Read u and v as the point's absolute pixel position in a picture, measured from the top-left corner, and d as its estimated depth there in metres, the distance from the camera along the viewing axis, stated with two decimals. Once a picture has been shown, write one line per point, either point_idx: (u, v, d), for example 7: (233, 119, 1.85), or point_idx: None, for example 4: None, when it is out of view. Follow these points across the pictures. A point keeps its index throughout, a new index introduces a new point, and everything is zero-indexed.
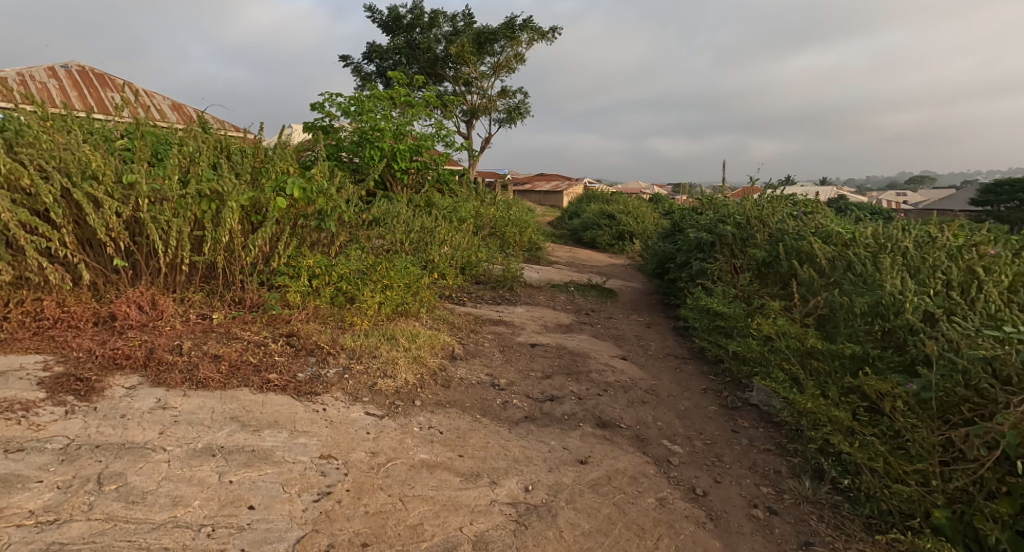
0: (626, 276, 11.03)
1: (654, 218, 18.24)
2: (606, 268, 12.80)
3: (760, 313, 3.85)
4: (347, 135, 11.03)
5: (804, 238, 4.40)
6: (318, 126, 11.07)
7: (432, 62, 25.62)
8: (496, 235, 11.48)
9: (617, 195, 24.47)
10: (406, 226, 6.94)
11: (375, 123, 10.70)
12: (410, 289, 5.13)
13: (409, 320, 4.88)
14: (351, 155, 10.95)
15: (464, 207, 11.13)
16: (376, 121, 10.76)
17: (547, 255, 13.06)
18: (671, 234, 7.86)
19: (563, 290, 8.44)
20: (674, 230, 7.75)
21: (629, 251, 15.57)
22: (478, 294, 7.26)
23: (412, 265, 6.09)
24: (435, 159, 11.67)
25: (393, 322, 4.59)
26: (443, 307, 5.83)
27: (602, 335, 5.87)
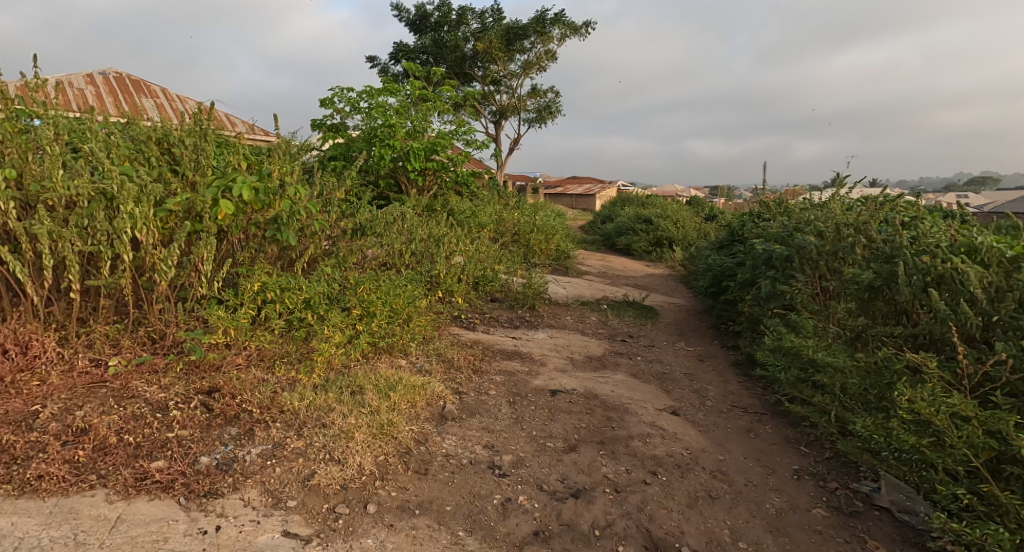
0: (667, 290, 9.77)
1: (696, 223, 16.83)
2: (644, 278, 11.56)
3: (911, 378, 2.56)
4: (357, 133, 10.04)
5: (938, 256, 3.14)
6: (326, 123, 10.08)
7: (460, 62, 24.68)
8: (521, 243, 10.35)
9: (654, 199, 23.10)
10: (408, 235, 5.85)
11: (387, 119, 9.67)
12: (394, 319, 4.03)
13: (393, 360, 3.77)
14: (361, 156, 9.97)
15: (486, 212, 10.03)
16: (389, 117, 9.72)
17: (578, 265, 11.86)
18: (724, 246, 6.61)
19: (595, 308, 7.26)
20: (729, 240, 6.50)
21: (668, 259, 14.27)
22: (494, 315, 6.14)
23: (409, 283, 4.99)
24: (455, 158, 10.58)
25: (366, 365, 3.50)
26: (444, 337, 4.72)
27: (642, 375, 4.69)
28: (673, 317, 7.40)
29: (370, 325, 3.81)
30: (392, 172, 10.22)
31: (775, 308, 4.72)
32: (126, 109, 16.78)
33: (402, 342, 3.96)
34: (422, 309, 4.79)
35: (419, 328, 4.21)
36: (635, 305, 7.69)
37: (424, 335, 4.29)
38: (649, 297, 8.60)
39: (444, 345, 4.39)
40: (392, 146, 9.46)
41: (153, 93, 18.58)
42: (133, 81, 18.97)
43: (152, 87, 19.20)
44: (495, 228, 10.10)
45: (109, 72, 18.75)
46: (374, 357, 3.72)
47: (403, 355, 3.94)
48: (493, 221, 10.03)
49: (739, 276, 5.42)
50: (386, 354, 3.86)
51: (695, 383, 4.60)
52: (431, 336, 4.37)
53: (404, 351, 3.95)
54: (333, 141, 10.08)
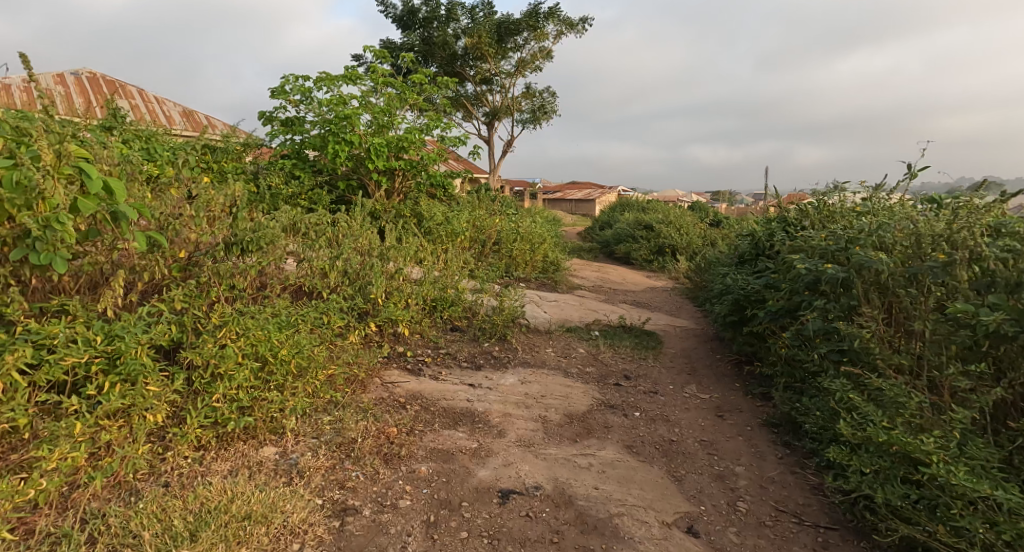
0: (671, 309, 8.42)
1: (701, 229, 15.49)
2: (645, 293, 10.24)
3: None
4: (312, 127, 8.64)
5: None
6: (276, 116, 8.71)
7: (450, 59, 23.44)
8: (503, 254, 9.00)
9: (654, 204, 21.78)
10: (336, 252, 4.46)
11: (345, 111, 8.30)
12: (259, 384, 2.69)
13: (244, 457, 2.46)
14: (316, 154, 8.62)
15: (460, 219, 8.69)
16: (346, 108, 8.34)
17: (570, 278, 10.52)
18: (744, 261, 5.25)
19: (584, 337, 5.91)
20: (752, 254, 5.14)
21: (671, 270, 12.94)
22: (450, 351, 4.80)
23: (313, 319, 3.64)
24: (426, 157, 9.23)
25: (168, 474, 2.29)
26: (353, 394, 3.36)
27: (643, 449, 3.36)
28: (679, 347, 6.05)
29: (213, 398, 2.49)
30: (353, 172, 8.87)
31: (825, 354, 3.38)
32: (90, 108, 15.50)
33: (262, 422, 2.63)
34: (331, 357, 3.45)
35: (305, 393, 2.90)
36: (633, 331, 6.35)
37: (311, 397, 2.97)
38: (651, 318, 7.25)
39: (352, 413, 3.01)
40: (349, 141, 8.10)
41: (124, 92, 17.30)
42: (101, 79, 17.70)
43: (123, 86, 17.94)
44: (471, 238, 8.76)
45: (75, 70, 17.47)
46: (209, 456, 2.42)
47: (268, 443, 2.61)
48: (468, 230, 8.70)
49: (769, 304, 4.08)
50: (236, 443, 2.55)
51: (714, 464, 3.26)
52: (327, 399, 3.02)
53: (265, 439, 2.61)
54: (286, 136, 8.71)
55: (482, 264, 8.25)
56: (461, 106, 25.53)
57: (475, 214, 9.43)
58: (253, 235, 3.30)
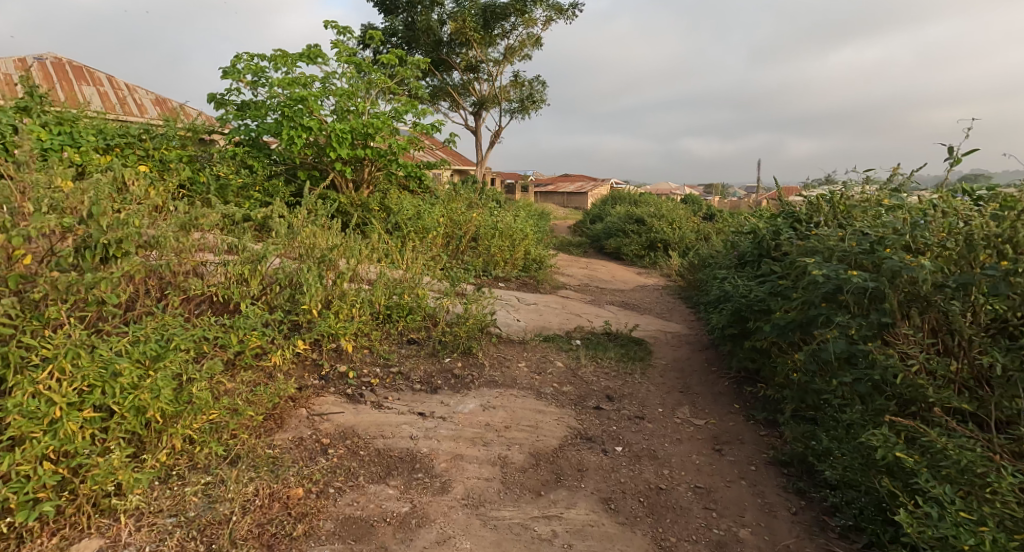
0: (663, 311, 7.75)
1: (694, 223, 14.83)
2: (634, 293, 9.57)
3: None
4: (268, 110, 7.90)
5: None
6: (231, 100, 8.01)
7: (435, 46, 22.72)
8: (480, 250, 8.31)
9: (646, 197, 21.11)
10: (259, 253, 3.69)
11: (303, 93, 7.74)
12: (92, 448, 2.15)
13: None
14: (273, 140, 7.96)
15: (432, 214, 8.02)
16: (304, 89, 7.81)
17: (555, 276, 9.84)
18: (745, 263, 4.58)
19: (562, 348, 5.23)
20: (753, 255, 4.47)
21: (663, 267, 12.28)
22: (402, 370, 4.11)
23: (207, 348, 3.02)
24: (396, 145, 8.54)
25: None
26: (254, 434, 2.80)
27: (624, 504, 2.72)
28: (670, 358, 5.38)
29: None
30: (314, 160, 8.28)
31: (849, 384, 2.72)
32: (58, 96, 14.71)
33: (86, 502, 2.12)
34: (224, 390, 2.78)
35: (167, 451, 2.36)
36: (620, 340, 5.68)
37: (178, 452, 2.44)
38: (640, 323, 6.59)
39: (235, 473, 2.41)
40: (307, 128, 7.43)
41: (96, 80, 16.50)
42: (70, 66, 16.85)
43: (94, 72, 17.11)
44: (444, 234, 8.10)
45: (45, 57, 16.62)
46: None
47: (93, 532, 2.12)
48: (440, 224, 8.03)
49: (776, 317, 3.41)
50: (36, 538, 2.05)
51: (712, 526, 2.61)
52: (205, 455, 2.47)
53: (89, 526, 2.12)
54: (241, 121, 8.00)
55: (453, 264, 7.60)
56: (447, 95, 24.78)
57: (449, 206, 8.77)
58: (112, 236, 2.65)
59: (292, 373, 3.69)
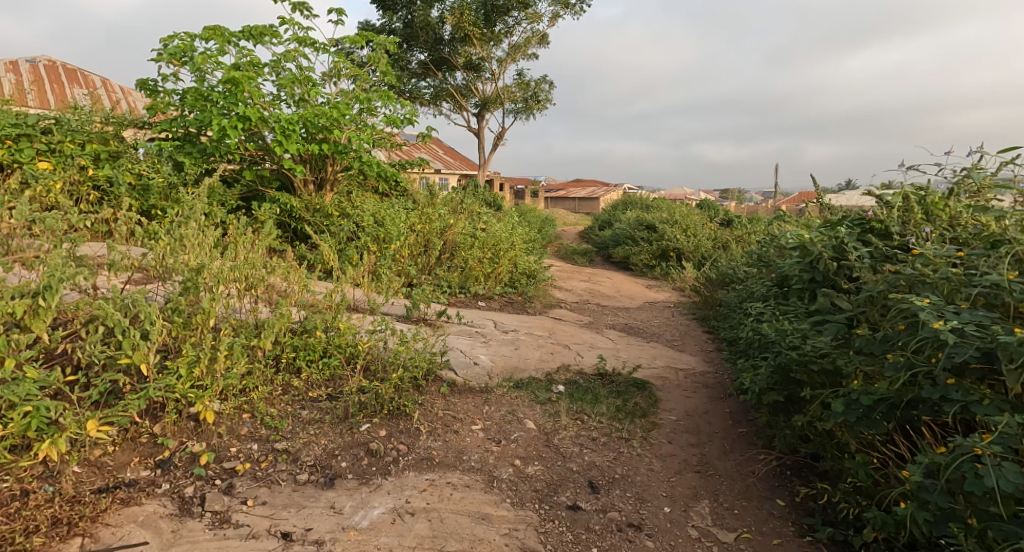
0: (674, 338, 6.45)
1: (710, 230, 13.48)
2: (642, 311, 8.27)
3: None
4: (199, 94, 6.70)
5: None
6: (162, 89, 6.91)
7: (434, 45, 21.72)
8: (457, 263, 7.07)
9: (658, 202, 19.80)
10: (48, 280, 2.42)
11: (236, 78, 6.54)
12: None
13: None
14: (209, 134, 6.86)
15: (397, 220, 6.81)
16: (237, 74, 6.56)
17: (550, 291, 8.57)
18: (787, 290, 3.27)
19: (538, 399, 3.94)
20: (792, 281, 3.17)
21: (675, 279, 10.96)
22: (291, 449, 2.85)
23: None
24: (358, 139, 7.34)
25: None
26: None
27: None
28: (683, 413, 4.05)
29: None
30: (260, 156, 7.16)
31: None
32: (40, 98, 13.81)
33: None
34: None
35: None
36: (616, 386, 4.37)
37: None
38: (645, 357, 5.26)
39: None
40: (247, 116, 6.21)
41: (87, 81, 15.58)
42: (62, 68, 16.05)
43: (84, 72, 16.22)
44: (411, 247, 6.86)
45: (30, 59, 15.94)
46: None
47: None
48: (405, 232, 6.79)
49: (853, 388, 2.11)
50: None
51: None
52: None
53: None
54: (173, 110, 6.89)
55: (411, 286, 6.38)
56: (449, 96, 23.70)
57: (422, 212, 7.54)
58: None
59: (103, 464, 2.46)
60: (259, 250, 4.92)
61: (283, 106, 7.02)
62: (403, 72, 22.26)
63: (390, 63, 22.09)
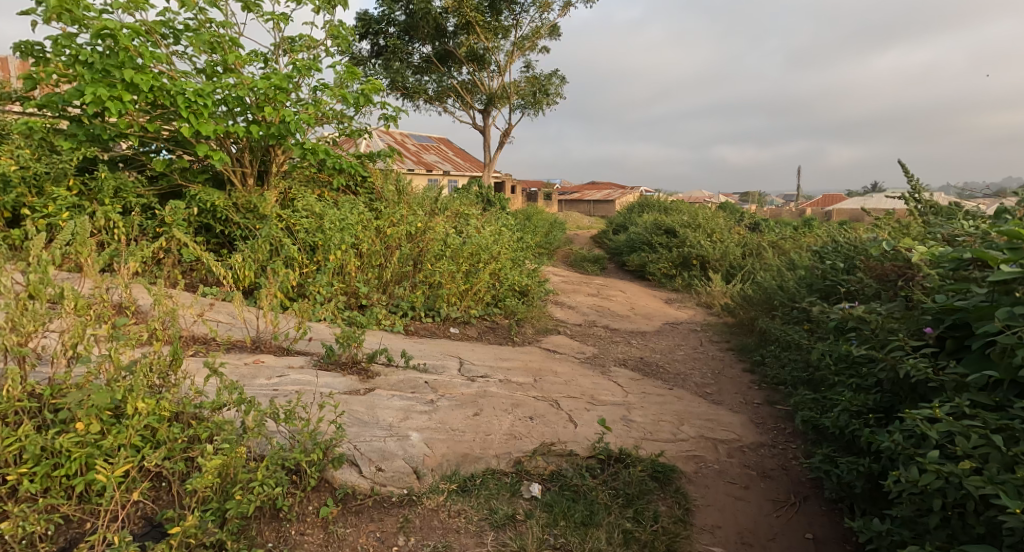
0: (706, 383, 4.87)
1: (739, 235, 11.80)
2: (662, 337, 6.69)
3: None
4: (71, 53, 4.36)
5: None
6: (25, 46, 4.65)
7: (435, 35, 20.27)
8: (424, 278, 5.52)
9: (678, 204, 18.16)
10: None
11: (106, 27, 4.32)
12: None
13: None
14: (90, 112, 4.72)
15: (345, 223, 5.25)
16: (114, 31, 4.34)
17: (548, 313, 7.02)
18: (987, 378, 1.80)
19: (495, 517, 2.37)
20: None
21: (700, 294, 9.33)
22: None
23: None
24: (299, 116, 5.67)
25: None
26: None
27: None
28: (732, 541, 2.51)
29: None
30: (174, 141, 5.20)
31: None
32: None
33: None
34: None
35: None
36: (626, 480, 2.77)
37: None
38: (667, 422, 3.69)
39: None
40: (129, 81, 4.41)
41: None
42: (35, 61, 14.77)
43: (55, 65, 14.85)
44: (362, 259, 5.32)
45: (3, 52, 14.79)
46: None
47: None
48: (352, 238, 5.22)
49: None
50: None
51: None
52: None
53: None
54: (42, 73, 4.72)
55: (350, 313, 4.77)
56: (452, 92, 22.22)
57: (383, 214, 5.99)
58: None
59: None
60: (94, 272, 3.29)
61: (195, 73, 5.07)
62: (403, 66, 20.81)
63: (389, 54, 20.60)
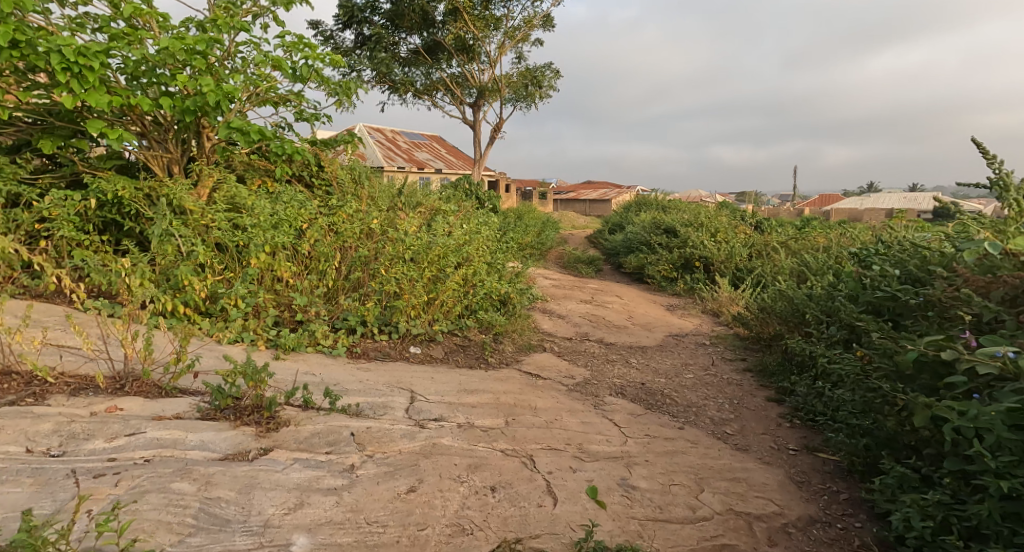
0: (724, 420, 3.92)
1: (745, 234, 10.88)
2: (666, 353, 5.74)
3: None
4: None
5: None
6: None
7: (422, 23, 19.25)
8: (379, 287, 4.52)
9: (676, 203, 17.24)
10: None
11: None
12: None
13: None
14: None
15: (279, 223, 4.21)
16: None
17: (534, 325, 6.06)
18: None
19: None
20: None
21: (705, 300, 8.39)
22: None
23: None
24: (228, 90, 4.34)
25: None
26: None
27: None
28: None
29: None
30: (68, 117, 4.14)
31: None
32: None
33: None
34: None
35: None
36: None
37: None
38: (681, 487, 2.75)
39: None
40: None
41: None
42: None
43: None
44: (299, 264, 4.34)
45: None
46: None
47: None
48: (285, 237, 4.22)
49: None
50: None
51: None
52: None
53: None
54: None
55: (276, 332, 3.78)
56: (441, 84, 21.23)
57: (332, 209, 4.99)
58: None
59: None
60: None
61: (87, 32, 4.01)
62: (389, 56, 19.77)
63: (373, 43, 19.55)
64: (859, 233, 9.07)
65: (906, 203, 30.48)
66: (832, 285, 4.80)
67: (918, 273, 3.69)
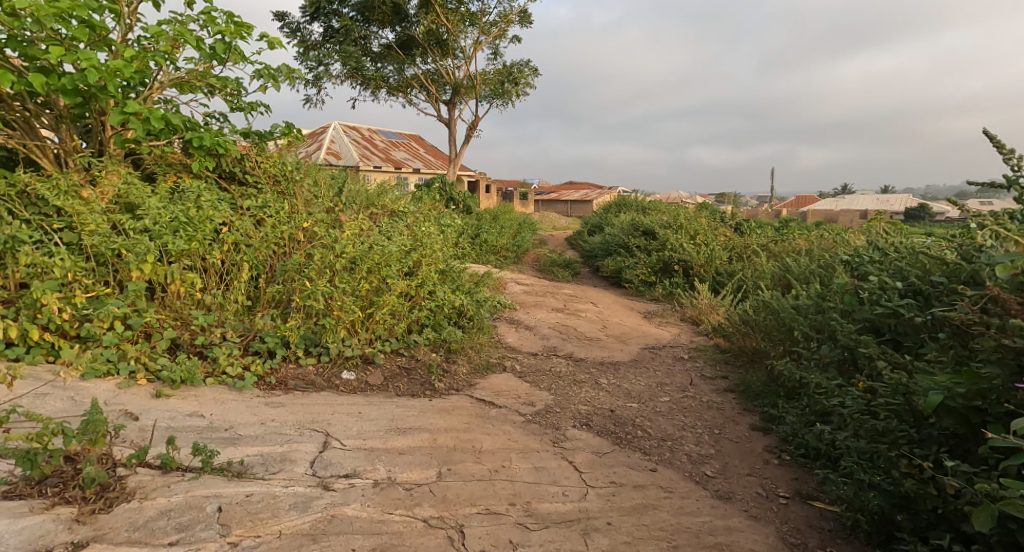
0: (704, 458, 3.36)
1: (725, 237, 10.40)
2: (640, 370, 5.17)
3: None
4: None
5: None
6: None
7: (393, 16, 18.57)
8: (305, 305, 3.85)
9: (655, 204, 16.78)
10: None
11: None
12: None
13: None
14: None
15: (181, 231, 3.63)
16: None
17: (494, 340, 5.46)
18: None
19: None
20: None
21: (684, 307, 7.86)
22: None
23: None
24: (115, 68, 3.62)
25: None
26: None
27: None
28: None
29: None
30: None
31: None
32: None
33: None
34: None
35: None
36: None
37: None
38: None
39: None
40: None
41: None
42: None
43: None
44: (206, 277, 3.71)
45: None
46: None
47: None
48: (184, 244, 3.60)
49: None
50: None
51: None
52: None
53: None
54: None
55: (164, 359, 3.15)
56: (414, 80, 20.55)
57: (253, 212, 4.35)
58: None
59: None
60: None
61: None
62: (359, 50, 19.03)
63: (342, 36, 18.80)
64: (843, 236, 8.62)
65: (882, 205, 30.52)
66: (822, 297, 4.26)
67: (923, 286, 3.15)
